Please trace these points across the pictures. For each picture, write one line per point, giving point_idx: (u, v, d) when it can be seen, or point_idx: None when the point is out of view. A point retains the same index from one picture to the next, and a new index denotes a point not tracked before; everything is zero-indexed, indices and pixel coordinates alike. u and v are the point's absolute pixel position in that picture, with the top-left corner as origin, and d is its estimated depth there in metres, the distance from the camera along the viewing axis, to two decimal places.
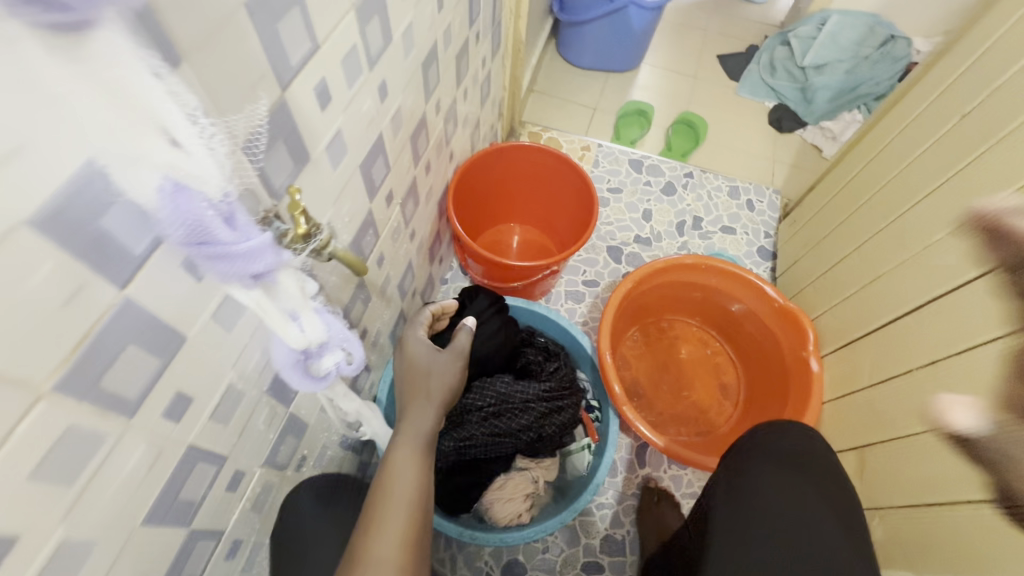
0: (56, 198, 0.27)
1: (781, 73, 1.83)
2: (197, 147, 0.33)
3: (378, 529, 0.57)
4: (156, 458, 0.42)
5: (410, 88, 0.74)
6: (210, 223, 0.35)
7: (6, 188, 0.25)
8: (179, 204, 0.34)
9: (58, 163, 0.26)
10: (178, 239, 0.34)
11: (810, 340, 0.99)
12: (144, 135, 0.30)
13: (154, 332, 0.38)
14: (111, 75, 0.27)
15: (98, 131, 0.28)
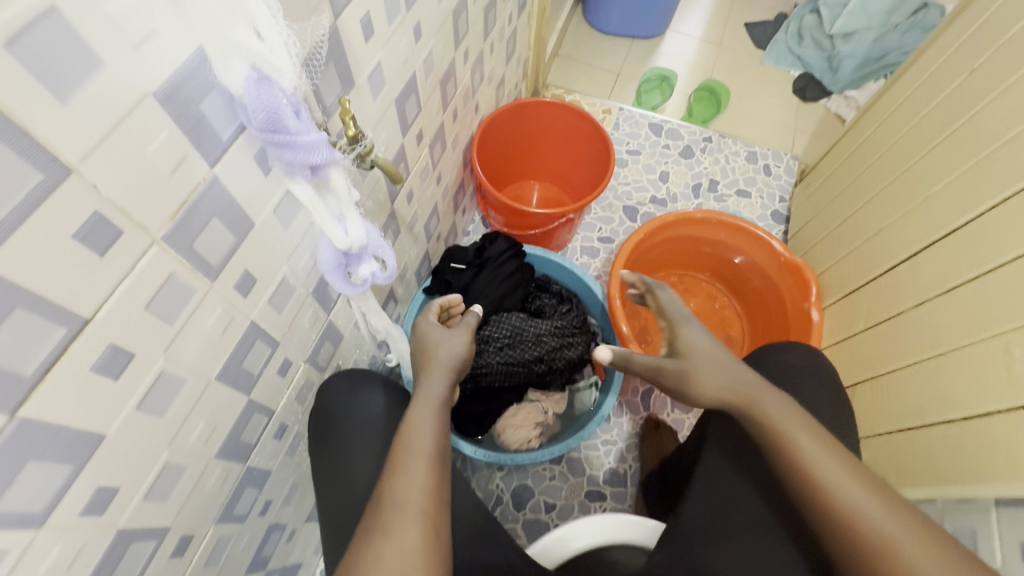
0: (173, 77, 0.35)
1: (808, 41, 1.80)
2: (278, 46, 0.39)
3: (403, 472, 0.57)
4: (228, 323, 0.50)
5: (441, 34, 0.80)
6: (284, 114, 0.41)
7: (146, 62, 0.33)
8: (262, 94, 0.40)
9: (180, 46, 0.35)
10: (258, 127, 0.41)
11: (812, 292, 1.04)
12: (239, 29, 0.36)
13: (233, 212, 0.46)
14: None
15: (205, 25, 0.36)
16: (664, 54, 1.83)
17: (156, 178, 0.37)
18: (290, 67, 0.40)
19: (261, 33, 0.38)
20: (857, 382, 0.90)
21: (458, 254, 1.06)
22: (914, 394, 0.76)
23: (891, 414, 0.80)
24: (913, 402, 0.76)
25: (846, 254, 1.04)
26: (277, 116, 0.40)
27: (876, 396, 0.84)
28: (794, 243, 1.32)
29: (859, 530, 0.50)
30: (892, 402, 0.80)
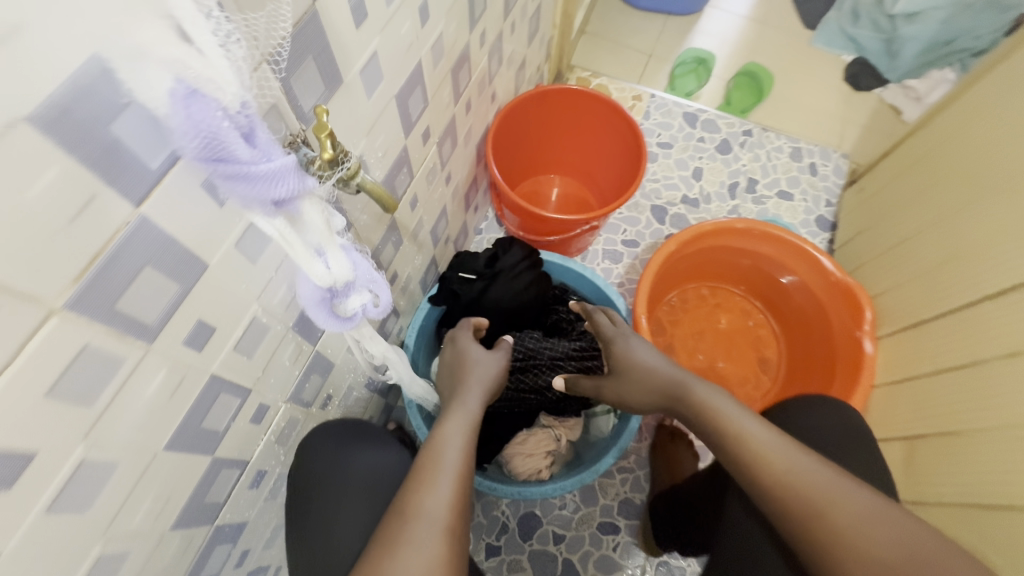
0: (58, 94, 0.24)
1: (864, 22, 1.59)
2: (213, 48, 0.28)
3: (429, 484, 0.51)
4: (178, 384, 0.41)
5: (454, 13, 0.67)
6: (227, 138, 0.30)
7: (5, 76, 0.22)
8: (195, 114, 0.29)
9: (60, 49, 0.24)
10: (192, 156, 0.30)
11: (867, 319, 0.92)
12: (146, 24, 0.26)
13: (173, 256, 0.36)
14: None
15: (99, 18, 0.24)
16: (701, 34, 1.66)
17: (47, 231, 0.27)
18: (233, 76, 0.30)
19: (183, 28, 0.27)
20: (921, 433, 0.78)
21: (469, 262, 0.95)
22: (993, 455, 0.65)
23: (966, 476, 0.68)
24: (993, 464, 0.64)
25: (906, 280, 0.92)
26: (217, 142, 0.29)
27: (947, 453, 0.73)
28: (840, 256, 1.19)
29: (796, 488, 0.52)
30: (968, 461, 0.69)
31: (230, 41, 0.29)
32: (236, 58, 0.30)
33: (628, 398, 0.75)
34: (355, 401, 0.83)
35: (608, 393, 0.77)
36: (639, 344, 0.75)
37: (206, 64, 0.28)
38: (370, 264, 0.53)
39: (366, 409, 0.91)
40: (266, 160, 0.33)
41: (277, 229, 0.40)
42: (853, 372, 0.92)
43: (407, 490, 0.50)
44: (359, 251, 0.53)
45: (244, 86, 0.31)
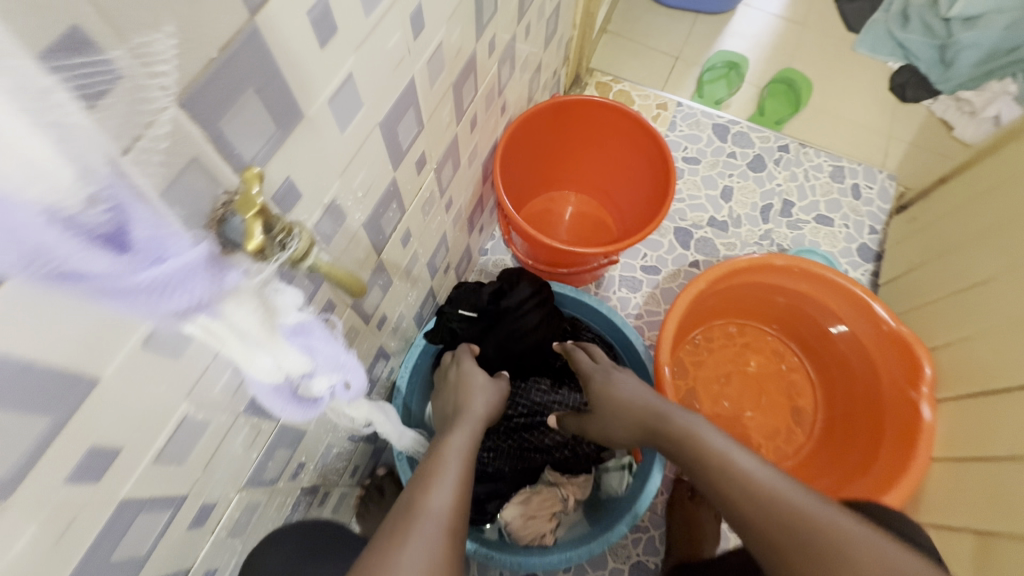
0: None
1: (915, 24, 1.46)
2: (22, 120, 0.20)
3: (432, 486, 0.55)
4: (65, 529, 0.31)
5: (457, 19, 0.56)
6: (81, 255, 0.24)
7: None
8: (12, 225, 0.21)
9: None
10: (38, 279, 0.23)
11: (926, 378, 0.80)
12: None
13: (31, 383, 0.25)
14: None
15: None
16: (733, 35, 1.52)
17: None
18: (67, 162, 0.22)
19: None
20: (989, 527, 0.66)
21: (469, 297, 0.84)
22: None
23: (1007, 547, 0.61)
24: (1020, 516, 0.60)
25: (973, 335, 0.80)
26: (67, 262, 0.23)
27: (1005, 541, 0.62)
28: (888, 294, 1.07)
29: (771, 501, 0.53)
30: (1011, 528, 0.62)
31: (61, 110, 0.21)
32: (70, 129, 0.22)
33: (610, 432, 0.74)
34: (334, 459, 0.73)
35: (590, 428, 0.76)
36: (621, 374, 0.76)
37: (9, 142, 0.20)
38: (339, 342, 0.43)
39: (349, 461, 0.81)
40: (155, 264, 0.28)
41: (200, 330, 0.33)
42: (906, 438, 0.80)
43: (413, 493, 0.53)
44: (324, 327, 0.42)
45: (94, 176, 0.23)
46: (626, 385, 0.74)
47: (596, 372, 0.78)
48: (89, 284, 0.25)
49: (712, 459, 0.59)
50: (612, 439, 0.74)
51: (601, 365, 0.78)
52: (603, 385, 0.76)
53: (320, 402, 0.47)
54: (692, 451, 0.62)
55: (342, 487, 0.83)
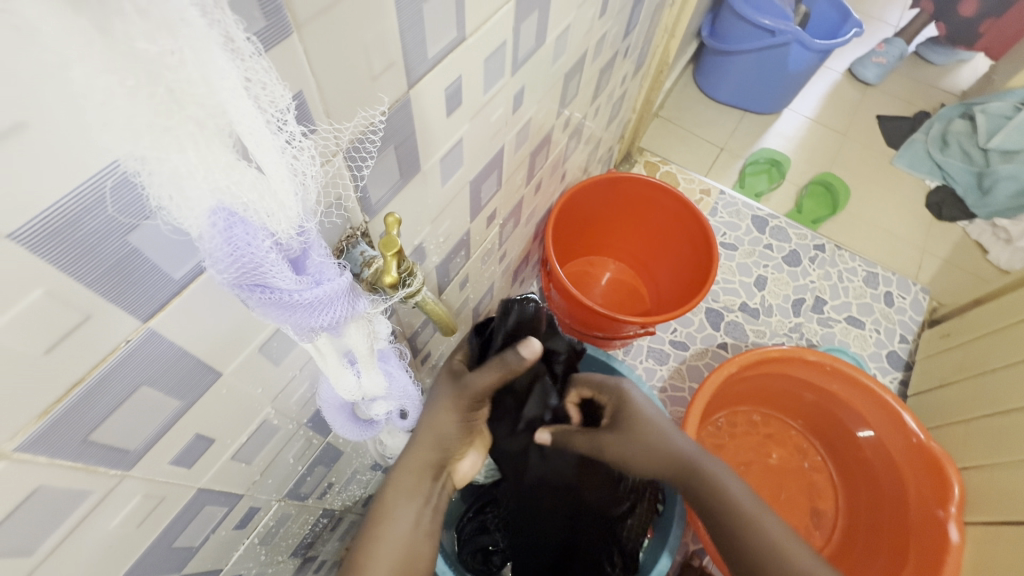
0: (117, 222, 0.20)
1: (953, 149, 1.53)
2: (282, 175, 0.23)
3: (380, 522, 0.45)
4: (154, 507, 0.33)
5: (546, 99, 0.63)
6: (275, 269, 0.24)
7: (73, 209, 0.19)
8: (240, 243, 0.23)
9: (54, 168, 0.17)
10: (224, 283, 0.24)
11: (954, 499, 0.78)
12: (198, 148, 0.20)
13: (179, 372, 0.29)
14: (155, 51, 0.16)
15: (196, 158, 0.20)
16: (775, 135, 1.62)
17: (11, 368, 0.20)
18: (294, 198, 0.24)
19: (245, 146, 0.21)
20: None
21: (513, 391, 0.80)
22: None
23: None
24: None
25: (1003, 462, 0.81)
26: (261, 272, 0.24)
27: None
28: (917, 405, 1.07)
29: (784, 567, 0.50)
30: None
31: (300, 163, 0.24)
32: (298, 172, 0.24)
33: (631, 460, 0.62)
34: (355, 483, 0.74)
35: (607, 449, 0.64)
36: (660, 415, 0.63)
37: (265, 183, 0.23)
38: (407, 375, 0.48)
39: (367, 490, 0.82)
40: (317, 286, 0.27)
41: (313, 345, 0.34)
42: (932, 560, 0.77)
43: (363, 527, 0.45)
44: (397, 357, 0.46)
45: (304, 208, 0.26)
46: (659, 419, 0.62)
47: (623, 390, 0.65)
48: (262, 296, 0.25)
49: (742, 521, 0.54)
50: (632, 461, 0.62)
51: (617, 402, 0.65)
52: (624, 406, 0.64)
53: (376, 426, 0.50)
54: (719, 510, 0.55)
55: (353, 516, 0.83)
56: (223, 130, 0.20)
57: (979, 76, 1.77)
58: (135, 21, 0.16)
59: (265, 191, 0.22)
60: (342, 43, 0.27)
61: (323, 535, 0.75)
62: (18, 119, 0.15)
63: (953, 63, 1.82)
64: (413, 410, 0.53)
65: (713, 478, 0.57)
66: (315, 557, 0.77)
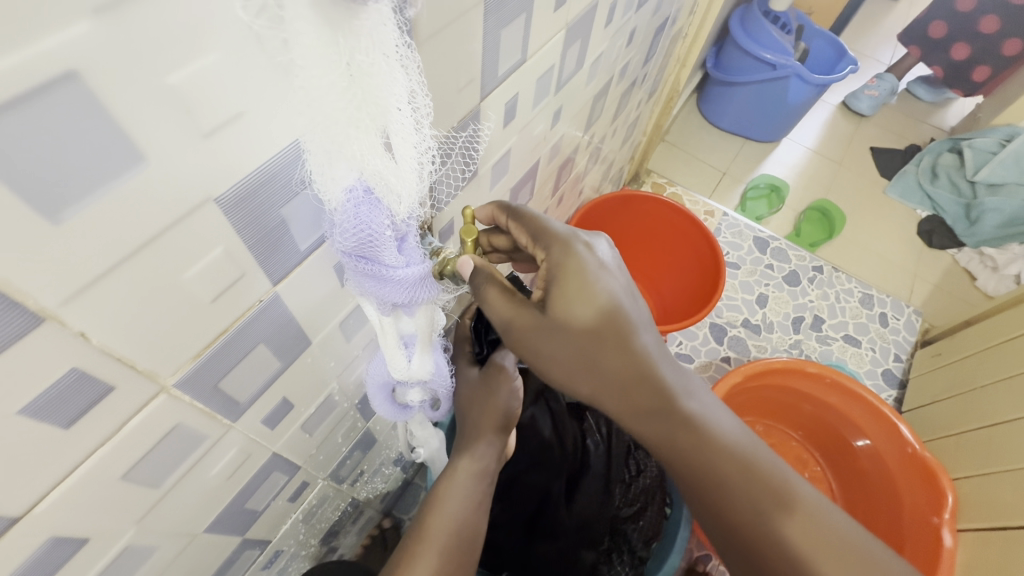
0: (280, 192, 0.25)
1: (942, 181, 1.62)
2: (409, 168, 0.27)
3: (440, 502, 0.47)
4: (242, 462, 0.37)
5: (577, 118, 0.69)
6: (383, 244, 0.29)
7: (259, 175, 0.23)
8: (362, 215, 0.27)
9: (255, 148, 0.22)
10: (339, 248, 0.29)
11: (947, 507, 0.82)
12: (361, 136, 0.24)
13: (285, 336, 0.33)
14: (366, 60, 0.22)
15: (353, 142, 0.24)
16: (775, 162, 1.70)
17: (189, 313, 0.24)
18: (415, 187, 0.28)
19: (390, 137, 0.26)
20: None
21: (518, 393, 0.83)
22: None
23: None
24: None
25: (994, 471, 0.85)
26: (371, 245, 0.28)
27: None
28: (913, 420, 1.12)
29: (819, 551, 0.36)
30: None
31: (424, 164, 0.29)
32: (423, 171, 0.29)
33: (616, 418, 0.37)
34: (381, 475, 0.77)
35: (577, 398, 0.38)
36: (632, 302, 0.35)
37: (397, 173, 0.27)
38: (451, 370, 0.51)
39: (387, 485, 0.84)
40: (407, 266, 0.31)
41: (378, 316, 0.36)
42: (926, 565, 0.81)
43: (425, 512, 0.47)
44: (443, 350, 0.49)
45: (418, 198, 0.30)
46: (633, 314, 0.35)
47: (573, 254, 0.34)
48: (354, 263, 0.29)
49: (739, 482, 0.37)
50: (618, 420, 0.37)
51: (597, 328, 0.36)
52: (571, 279, 0.34)
53: (411, 411, 0.51)
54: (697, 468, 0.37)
55: (372, 511, 0.86)
56: (380, 125, 0.25)
57: (966, 115, 1.87)
58: (355, 33, 0.21)
59: (399, 180, 0.27)
60: (444, 62, 0.32)
61: (346, 526, 0.78)
62: (244, 107, 0.20)
63: (941, 101, 1.92)
64: (444, 403, 0.54)
65: (699, 419, 0.37)
66: (336, 549, 0.79)
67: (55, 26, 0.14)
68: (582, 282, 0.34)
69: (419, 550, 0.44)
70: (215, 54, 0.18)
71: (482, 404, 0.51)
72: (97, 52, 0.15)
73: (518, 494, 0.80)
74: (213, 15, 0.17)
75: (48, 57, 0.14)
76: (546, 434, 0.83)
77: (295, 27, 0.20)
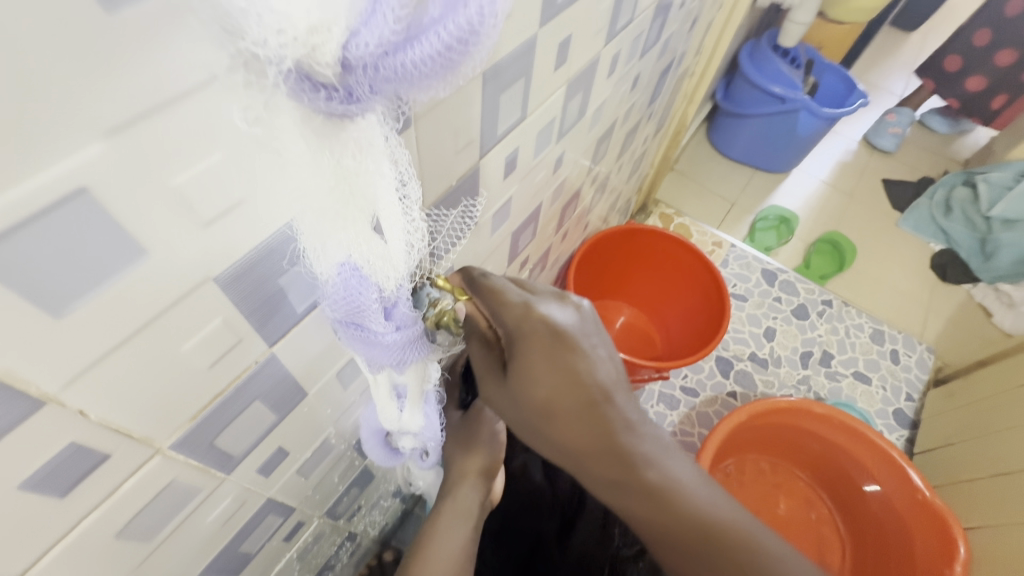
0: (266, 266, 0.26)
1: (957, 215, 1.60)
2: (398, 245, 0.28)
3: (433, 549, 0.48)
4: (237, 509, 0.38)
5: (581, 160, 0.70)
6: (370, 314, 0.30)
7: (250, 247, 0.24)
8: (351, 287, 0.28)
9: (252, 230, 0.23)
10: (332, 313, 0.30)
11: (959, 556, 0.79)
12: (350, 226, 0.25)
13: (281, 390, 0.34)
14: (353, 164, 0.22)
15: (342, 232, 0.25)
16: (784, 193, 1.70)
17: (188, 380, 0.25)
18: (402, 263, 0.29)
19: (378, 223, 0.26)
20: None
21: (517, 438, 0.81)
22: None
23: None
24: None
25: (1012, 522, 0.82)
26: (359, 312, 0.29)
27: None
28: (925, 463, 1.09)
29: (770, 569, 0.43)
30: None
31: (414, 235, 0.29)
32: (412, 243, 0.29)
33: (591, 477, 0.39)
34: (379, 508, 0.77)
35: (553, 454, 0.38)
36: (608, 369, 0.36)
37: (383, 251, 0.28)
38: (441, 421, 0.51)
39: (386, 517, 0.84)
40: (397, 331, 0.32)
41: (373, 373, 0.37)
42: None
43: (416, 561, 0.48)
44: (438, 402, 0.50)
45: (407, 271, 0.31)
46: (595, 390, 0.35)
47: (529, 324, 0.34)
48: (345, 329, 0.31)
49: (686, 532, 0.42)
50: (594, 480, 0.39)
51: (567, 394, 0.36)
52: (538, 360, 0.34)
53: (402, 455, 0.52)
54: (657, 523, 0.41)
55: (369, 542, 0.85)
56: (369, 214, 0.25)
57: (981, 147, 1.86)
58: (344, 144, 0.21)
59: (386, 259, 0.28)
60: (442, 129, 0.33)
61: (343, 558, 0.77)
62: (245, 197, 0.22)
63: (955, 133, 1.91)
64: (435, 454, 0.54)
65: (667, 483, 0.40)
66: None
67: (65, 152, 0.15)
68: (542, 355, 0.34)
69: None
70: (216, 155, 0.19)
71: (465, 454, 0.53)
72: (105, 169, 0.17)
73: (511, 538, 0.81)
74: (212, 127, 0.19)
75: (61, 180, 0.16)
76: (537, 480, 0.82)
77: (287, 132, 0.20)
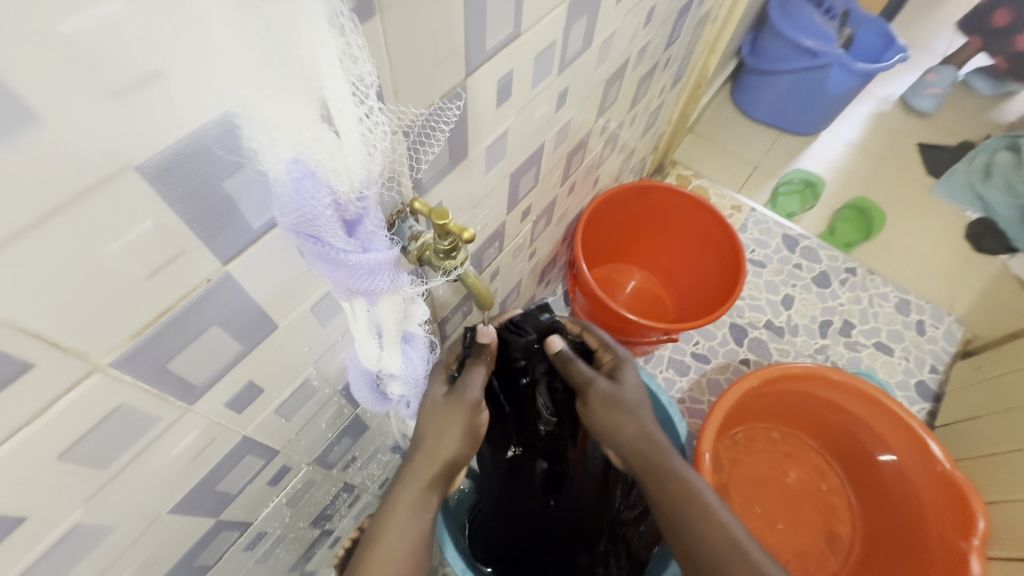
0: (204, 166, 0.23)
1: (997, 180, 1.50)
2: (353, 140, 0.26)
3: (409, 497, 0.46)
4: (206, 446, 0.36)
5: (588, 102, 0.65)
6: (325, 224, 0.27)
7: (174, 136, 0.21)
8: (303, 193, 0.25)
9: (181, 114, 0.20)
10: (285, 227, 0.27)
11: (979, 531, 0.75)
12: (289, 101, 0.23)
13: (244, 318, 0.32)
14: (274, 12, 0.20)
15: (283, 113, 0.23)
16: (811, 157, 1.61)
17: (124, 287, 0.23)
18: (360, 166, 0.27)
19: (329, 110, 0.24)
20: None
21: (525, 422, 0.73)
22: None
23: None
24: None
25: None
26: (315, 224, 0.26)
27: None
28: (947, 438, 1.04)
29: None
30: None
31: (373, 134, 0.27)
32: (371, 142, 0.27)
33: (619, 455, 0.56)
34: (377, 461, 0.77)
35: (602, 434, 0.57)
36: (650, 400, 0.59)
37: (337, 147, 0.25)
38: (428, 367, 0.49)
39: (386, 472, 0.84)
40: (366, 252, 0.30)
41: (349, 305, 0.34)
42: None
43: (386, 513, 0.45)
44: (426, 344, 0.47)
45: (367, 178, 0.28)
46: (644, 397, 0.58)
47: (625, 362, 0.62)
48: (318, 253, 0.28)
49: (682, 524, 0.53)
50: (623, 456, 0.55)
51: (620, 387, 0.58)
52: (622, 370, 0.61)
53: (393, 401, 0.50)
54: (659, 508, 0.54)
55: (370, 496, 0.85)
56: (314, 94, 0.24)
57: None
58: None
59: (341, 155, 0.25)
60: (416, 27, 0.29)
61: (342, 509, 0.77)
62: (162, 67, 0.19)
63: (1002, 95, 1.78)
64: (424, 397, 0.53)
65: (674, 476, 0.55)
66: (330, 532, 0.79)
67: None
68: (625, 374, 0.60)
69: (393, 544, 0.43)
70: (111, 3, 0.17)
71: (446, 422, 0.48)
72: None
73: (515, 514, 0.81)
74: None
75: None
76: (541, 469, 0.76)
77: None
